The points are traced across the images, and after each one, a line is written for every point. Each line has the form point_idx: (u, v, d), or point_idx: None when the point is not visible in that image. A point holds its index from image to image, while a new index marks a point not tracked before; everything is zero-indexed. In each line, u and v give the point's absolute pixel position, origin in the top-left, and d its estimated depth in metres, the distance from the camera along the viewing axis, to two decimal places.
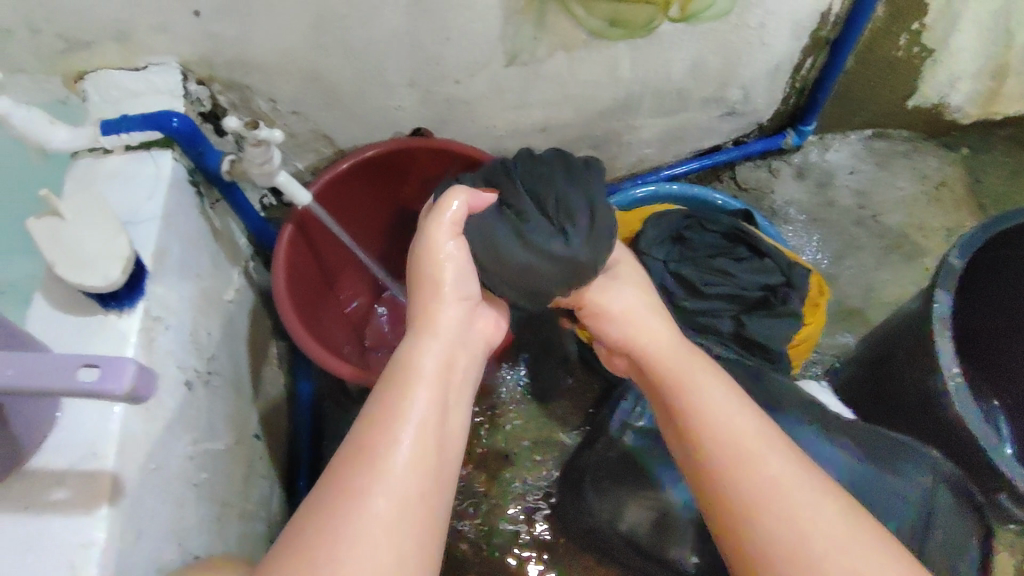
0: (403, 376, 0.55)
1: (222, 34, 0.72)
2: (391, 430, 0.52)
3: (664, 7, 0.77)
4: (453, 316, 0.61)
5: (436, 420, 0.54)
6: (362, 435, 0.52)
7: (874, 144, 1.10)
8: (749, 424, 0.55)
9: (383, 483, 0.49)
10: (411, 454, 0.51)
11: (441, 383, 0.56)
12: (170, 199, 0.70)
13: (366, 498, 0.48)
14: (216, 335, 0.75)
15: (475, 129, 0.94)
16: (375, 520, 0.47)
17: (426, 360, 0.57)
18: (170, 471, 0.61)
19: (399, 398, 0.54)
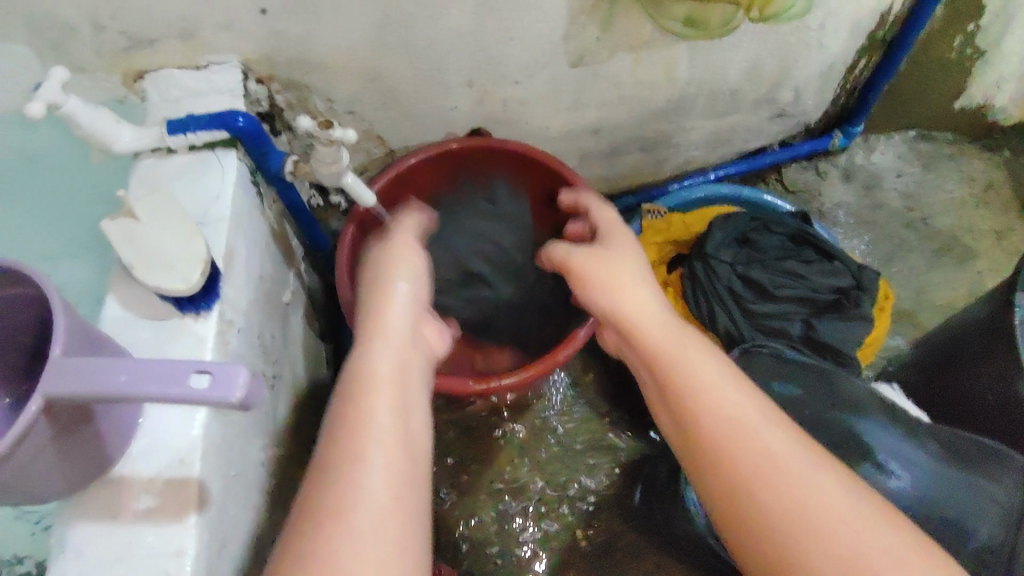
0: (356, 383, 0.52)
1: (287, 32, 0.71)
2: (352, 446, 0.47)
3: (744, 7, 0.76)
4: (401, 319, 0.58)
5: (401, 423, 0.50)
6: (320, 462, 0.47)
7: (920, 146, 1.09)
8: (727, 392, 0.52)
9: (359, 487, 0.45)
10: (384, 453, 0.47)
11: (399, 381, 0.53)
12: (237, 199, 0.68)
13: (344, 506, 0.44)
14: (278, 338, 0.74)
15: (526, 130, 0.93)
16: (355, 528, 0.43)
17: (380, 365, 0.53)
18: (248, 478, 0.60)
19: (358, 401, 0.50)
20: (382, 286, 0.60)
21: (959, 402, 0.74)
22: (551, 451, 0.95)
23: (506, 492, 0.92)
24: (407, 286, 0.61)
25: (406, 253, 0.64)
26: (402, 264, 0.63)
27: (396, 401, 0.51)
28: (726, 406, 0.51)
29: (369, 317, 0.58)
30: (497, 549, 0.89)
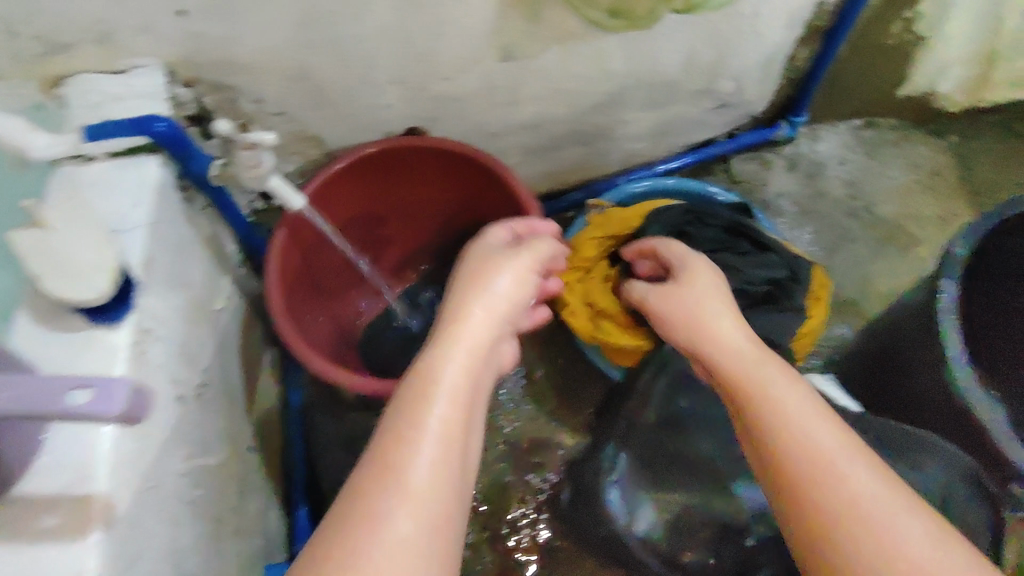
0: (419, 388, 0.51)
1: (207, 33, 0.69)
2: (413, 446, 0.48)
3: None
4: (484, 331, 0.57)
5: (458, 439, 0.50)
6: (381, 453, 0.47)
7: (864, 134, 1.10)
8: (799, 403, 0.51)
9: (404, 500, 0.45)
10: (431, 466, 0.47)
11: (466, 394, 0.52)
12: (157, 205, 0.67)
13: (387, 513, 0.44)
14: (207, 346, 0.73)
15: (465, 126, 0.92)
16: (394, 539, 0.43)
17: (450, 370, 0.53)
18: (167, 489, 0.59)
19: (421, 411, 0.50)
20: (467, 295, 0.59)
21: (900, 394, 0.74)
22: (498, 451, 0.94)
23: None
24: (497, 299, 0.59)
25: (506, 267, 0.63)
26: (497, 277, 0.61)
27: (454, 414, 0.51)
28: (813, 437, 0.49)
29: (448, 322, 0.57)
30: None
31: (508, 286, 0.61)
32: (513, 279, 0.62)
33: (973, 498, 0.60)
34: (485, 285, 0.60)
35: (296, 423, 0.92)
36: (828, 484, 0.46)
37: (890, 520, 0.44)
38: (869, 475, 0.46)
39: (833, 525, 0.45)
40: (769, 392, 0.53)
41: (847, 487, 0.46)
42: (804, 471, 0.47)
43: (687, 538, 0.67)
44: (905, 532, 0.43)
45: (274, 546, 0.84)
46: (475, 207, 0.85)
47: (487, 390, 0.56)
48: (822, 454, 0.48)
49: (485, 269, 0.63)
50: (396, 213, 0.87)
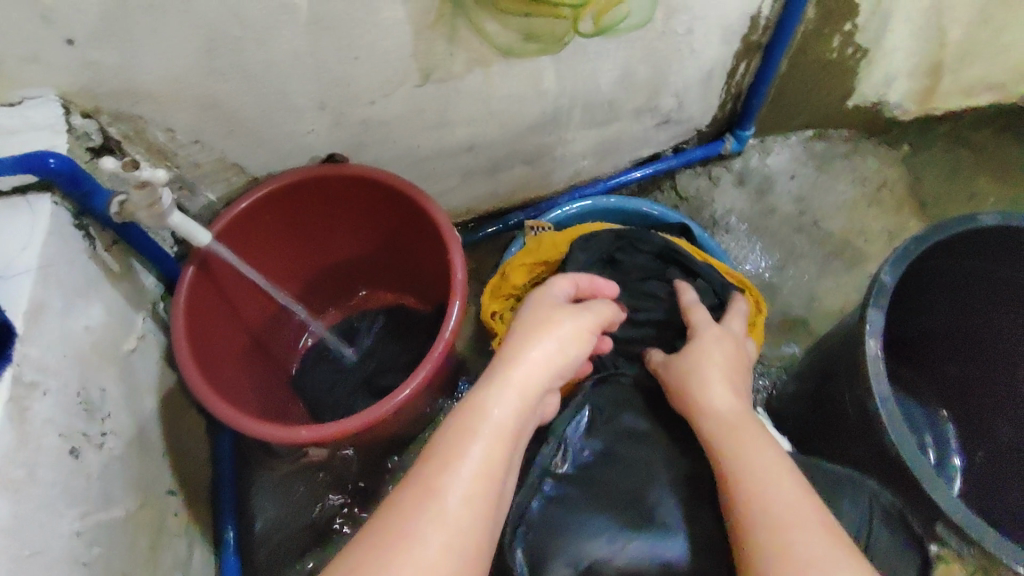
0: (469, 422, 0.51)
1: (103, 61, 0.65)
2: (452, 474, 0.48)
3: (575, 22, 0.72)
4: (542, 375, 0.55)
5: (496, 481, 0.49)
6: (422, 476, 0.48)
7: (814, 146, 1.08)
8: (766, 455, 0.52)
9: (436, 529, 0.45)
10: (467, 501, 0.47)
11: (511, 434, 0.51)
12: (49, 247, 0.63)
13: (417, 538, 0.44)
14: (112, 392, 0.69)
15: (396, 150, 0.89)
16: (421, 566, 0.43)
17: (499, 407, 0.52)
18: (53, 554, 0.56)
19: (466, 443, 0.49)
20: (528, 337, 0.56)
21: (831, 427, 0.72)
22: None
23: None
24: (559, 346, 0.57)
25: (570, 315, 0.59)
26: (562, 319, 0.58)
27: (495, 455, 0.49)
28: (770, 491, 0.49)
29: (505, 359, 0.55)
30: None
31: (572, 334, 0.58)
32: (573, 331, 0.58)
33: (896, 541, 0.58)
34: (548, 326, 0.58)
35: (225, 460, 0.87)
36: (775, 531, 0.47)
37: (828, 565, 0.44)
38: (812, 527, 0.46)
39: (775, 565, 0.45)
40: (744, 443, 0.54)
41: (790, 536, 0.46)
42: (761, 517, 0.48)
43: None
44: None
45: None
46: (399, 233, 0.82)
47: (531, 432, 0.55)
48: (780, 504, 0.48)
49: (538, 317, 0.59)
50: (328, 241, 0.84)
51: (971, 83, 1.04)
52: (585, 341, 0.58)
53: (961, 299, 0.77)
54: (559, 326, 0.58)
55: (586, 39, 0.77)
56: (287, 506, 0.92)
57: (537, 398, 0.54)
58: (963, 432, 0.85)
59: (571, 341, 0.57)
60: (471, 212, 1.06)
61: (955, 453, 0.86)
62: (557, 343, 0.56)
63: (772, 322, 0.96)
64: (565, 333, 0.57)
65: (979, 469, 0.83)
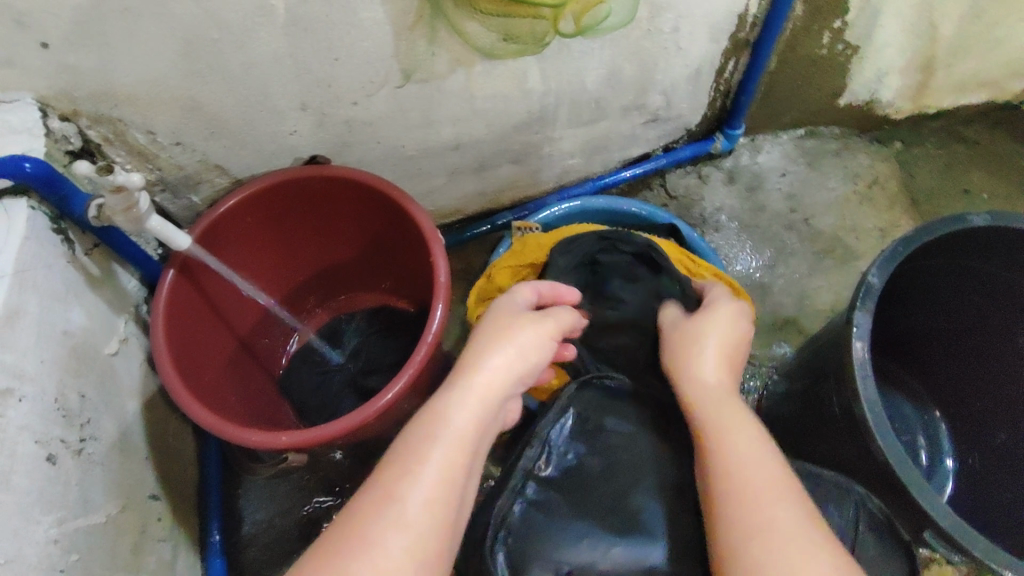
0: (429, 430, 0.50)
1: (79, 65, 0.65)
2: (411, 480, 0.47)
3: (555, 21, 0.72)
4: (503, 381, 0.55)
5: (458, 487, 0.49)
6: (382, 482, 0.48)
7: (806, 143, 1.07)
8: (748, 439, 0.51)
9: (394, 535, 0.45)
10: (427, 507, 0.47)
11: (473, 441, 0.51)
12: (25, 252, 0.63)
13: (375, 544, 0.44)
14: (92, 396, 0.68)
15: (382, 150, 0.88)
16: (382, 570, 0.43)
17: (461, 413, 0.52)
18: (26, 562, 0.55)
19: (426, 451, 0.49)
20: (488, 344, 0.57)
21: (823, 428, 0.71)
22: None
23: None
24: (519, 352, 0.57)
25: (531, 320, 0.60)
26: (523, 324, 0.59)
27: (456, 460, 0.49)
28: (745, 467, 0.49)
29: (465, 367, 0.56)
30: None
31: (533, 339, 0.58)
32: (533, 339, 0.58)
33: (881, 545, 0.57)
34: (507, 332, 0.58)
35: (212, 463, 0.87)
36: (749, 521, 0.46)
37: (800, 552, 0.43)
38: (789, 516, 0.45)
39: (740, 553, 0.44)
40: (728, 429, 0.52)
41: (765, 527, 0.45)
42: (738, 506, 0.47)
43: None
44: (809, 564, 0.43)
45: None
46: (382, 233, 0.81)
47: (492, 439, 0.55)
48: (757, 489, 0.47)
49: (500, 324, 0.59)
50: (313, 243, 0.84)
51: (962, 80, 1.03)
52: (546, 347, 0.59)
53: (952, 297, 0.77)
54: (518, 333, 0.58)
55: (569, 39, 0.76)
56: (276, 510, 0.91)
57: (497, 405, 0.54)
58: (956, 432, 0.84)
59: (532, 348, 0.57)
60: (459, 213, 1.06)
61: (949, 453, 0.85)
62: (516, 349, 0.56)
63: (762, 321, 0.95)
64: (525, 339, 0.57)
65: (971, 469, 0.82)
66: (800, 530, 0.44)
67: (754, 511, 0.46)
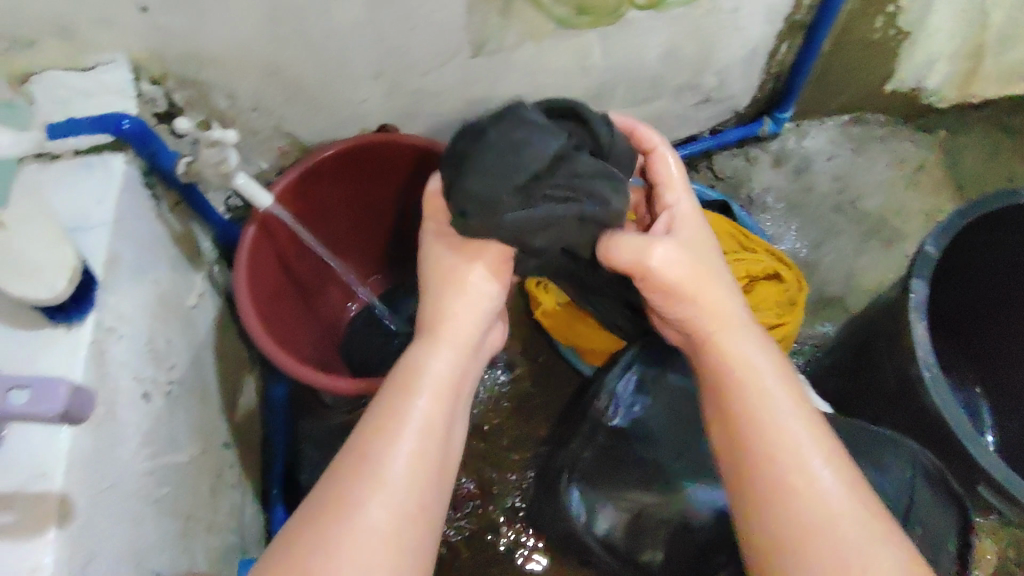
0: (403, 386, 0.54)
1: (173, 28, 0.69)
2: (390, 438, 0.50)
3: None
4: (467, 328, 0.58)
5: (438, 435, 0.52)
6: (362, 443, 0.50)
7: (853, 129, 1.08)
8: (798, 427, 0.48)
9: (377, 490, 0.48)
10: (409, 460, 0.50)
11: (448, 389, 0.54)
12: (122, 203, 0.66)
13: (359, 504, 0.47)
14: (177, 343, 0.72)
15: (444, 122, 0.92)
16: (368, 533, 0.46)
17: (433, 366, 0.55)
18: (126, 488, 0.59)
19: (401, 407, 0.52)
20: (446, 292, 0.58)
21: (873, 394, 0.74)
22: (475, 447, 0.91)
23: None
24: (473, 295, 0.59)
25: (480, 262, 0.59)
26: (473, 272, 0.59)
27: (435, 410, 0.53)
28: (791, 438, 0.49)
29: (430, 321, 0.58)
30: None
31: (479, 278, 0.59)
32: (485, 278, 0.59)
33: (937, 497, 0.60)
34: (459, 282, 0.59)
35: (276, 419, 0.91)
36: (816, 540, 0.45)
37: (862, 554, 0.44)
38: (849, 521, 0.45)
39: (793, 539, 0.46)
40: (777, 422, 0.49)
41: (826, 543, 0.45)
42: (795, 520, 0.46)
43: (646, 542, 0.62)
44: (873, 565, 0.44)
45: (252, 542, 0.83)
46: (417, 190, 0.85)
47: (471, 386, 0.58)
48: (817, 498, 0.46)
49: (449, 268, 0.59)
50: (379, 206, 0.87)
51: (1012, 68, 1.04)
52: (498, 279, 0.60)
53: (999, 275, 0.78)
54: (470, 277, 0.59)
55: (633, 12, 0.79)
56: None
57: (467, 352, 0.57)
58: (997, 407, 0.86)
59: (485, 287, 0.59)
60: None
61: (989, 427, 0.87)
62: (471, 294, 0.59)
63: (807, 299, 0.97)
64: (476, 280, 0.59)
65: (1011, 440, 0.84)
66: (863, 533, 0.45)
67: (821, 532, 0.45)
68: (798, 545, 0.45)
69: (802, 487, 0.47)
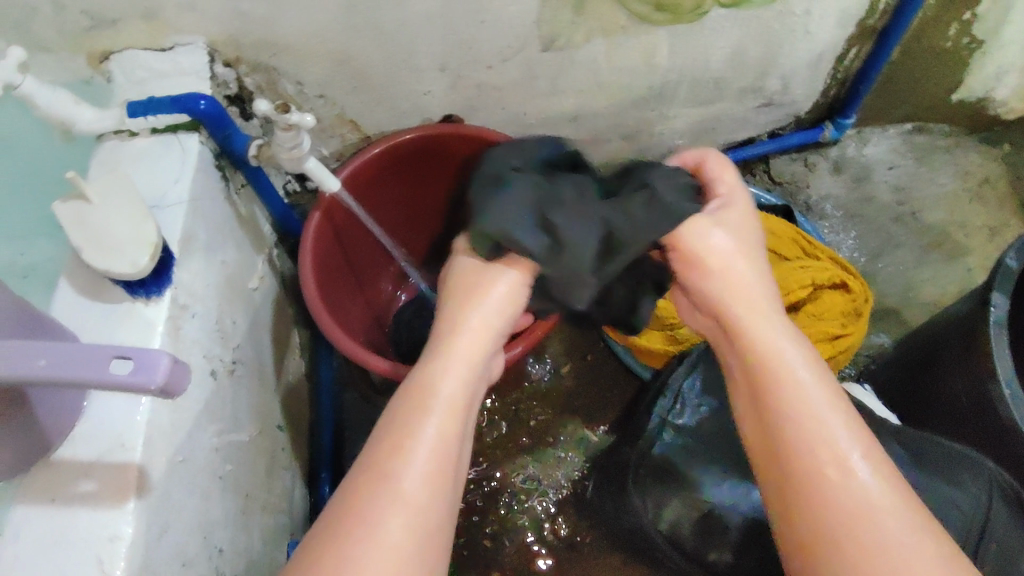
0: (419, 397, 0.51)
1: (252, 13, 0.69)
2: (405, 454, 0.48)
3: None
4: (484, 340, 0.55)
5: (453, 450, 0.49)
6: (378, 457, 0.48)
7: (914, 139, 1.06)
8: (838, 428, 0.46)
9: (393, 508, 0.46)
10: (426, 478, 0.48)
11: (464, 401, 0.52)
12: (197, 183, 0.67)
13: (378, 521, 0.45)
14: (241, 324, 0.73)
15: (505, 116, 0.92)
16: (384, 554, 0.44)
17: (450, 378, 0.52)
18: (197, 463, 0.59)
19: (416, 421, 0.49)
20: (466, 299, 0.56)
21: (939, 407, 0.73)
22: (522, 442, 0.91)
23: (476, 483, 0.88)
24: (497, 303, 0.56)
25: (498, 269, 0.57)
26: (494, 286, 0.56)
27: (451, 424, 0.50)
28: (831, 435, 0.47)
29: (444, 331, 0.55)
30: (464, 539, 0.86)
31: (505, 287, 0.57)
32: (504, 285, 0.57)
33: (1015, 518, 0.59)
34: (479, 296, 0.56)
35: (323, 405, 0.92)
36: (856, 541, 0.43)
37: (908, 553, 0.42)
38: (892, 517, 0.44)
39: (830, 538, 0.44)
40: (815, 415, 0.48)
41: (868, 534, 0.43)
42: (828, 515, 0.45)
43: (715, 542, 0.64)
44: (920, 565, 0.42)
45: (299, 524, 0.84)
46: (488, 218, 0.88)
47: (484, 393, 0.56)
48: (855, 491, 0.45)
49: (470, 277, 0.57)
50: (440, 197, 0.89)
51: None
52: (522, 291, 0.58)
53: None
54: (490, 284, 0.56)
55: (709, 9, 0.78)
56: None
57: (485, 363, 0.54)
58: None
59: (506, 300, 0.56)
60: None
61: None
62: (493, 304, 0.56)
63: None
64: (499, 288, 0.56)
65: None
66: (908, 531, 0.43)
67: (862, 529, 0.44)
68: (841, 539, 0.44)
69: (839, 482, 0.45)
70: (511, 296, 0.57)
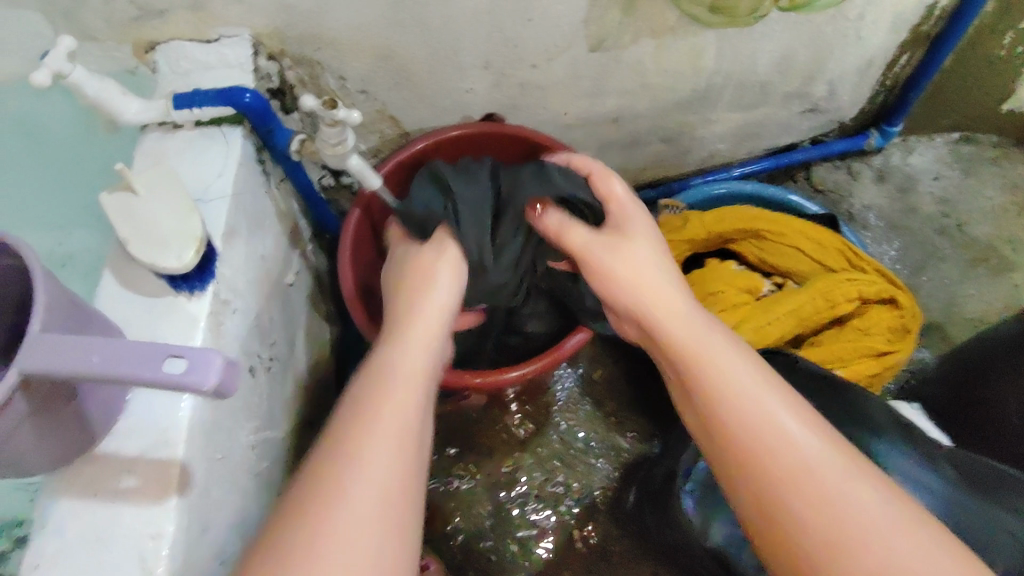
0: (375, 376, 0.53)
1: (298, 6, 0.68)
2: (362, 424, 0.49)
3: None
4: (433, 325, 0.59)
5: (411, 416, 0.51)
6: (337, 433, 0.49)
7: (961, 149, 1.03)
8: (777, 393, 0.49)
9: (356, 471, 0.46)
10: (385, 441, 0.48)
11: (417, 375, 0.54)
12: (240, 177, 0.67)
13: (339, 489, 0.45)
14: (277, 321, 0.72)
15: (545, 116, 0.90)
16: (351, 515, 0.44)
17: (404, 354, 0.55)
18: (235, 460, 0.59)
19: (372, 394, 0.51)
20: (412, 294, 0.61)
21: (995, 425, 0.69)
22: (551, 446, 0.90)
23: (505, 487, 0.87)
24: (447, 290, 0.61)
25: (429, 258, 0.63)
26: (437, 272, 0.62)
27: (407, 393, 0.52)
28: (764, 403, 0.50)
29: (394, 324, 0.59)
30: (491, 543, 0.85)
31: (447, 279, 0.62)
32: (443, 274, 0.62)
33: None
34: (422, 286, 0.61)
35: None
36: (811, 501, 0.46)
37: (851, 493, 0.46)
38: (828, 464, 0.47)
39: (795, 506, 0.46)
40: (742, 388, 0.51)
41: (813, 488, 0.47)
42: (776, 481, 0.48)
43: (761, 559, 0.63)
44: (860, 505, 0.45)
45: None
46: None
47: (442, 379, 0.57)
48: (797, 452, 0.48)
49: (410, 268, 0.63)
50: None
51: None
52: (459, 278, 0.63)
53: None
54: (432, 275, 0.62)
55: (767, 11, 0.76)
56: None
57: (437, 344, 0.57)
58: None
59: (448, 285, 0.62)
60: None
61: None
62: (439, 292, 0.61)
63: None
64: (441, 278, 0.62)
65: None
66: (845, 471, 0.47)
67: (812, 489, 0.46)
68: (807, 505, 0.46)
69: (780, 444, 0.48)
70: (450, 282, 0.62)
